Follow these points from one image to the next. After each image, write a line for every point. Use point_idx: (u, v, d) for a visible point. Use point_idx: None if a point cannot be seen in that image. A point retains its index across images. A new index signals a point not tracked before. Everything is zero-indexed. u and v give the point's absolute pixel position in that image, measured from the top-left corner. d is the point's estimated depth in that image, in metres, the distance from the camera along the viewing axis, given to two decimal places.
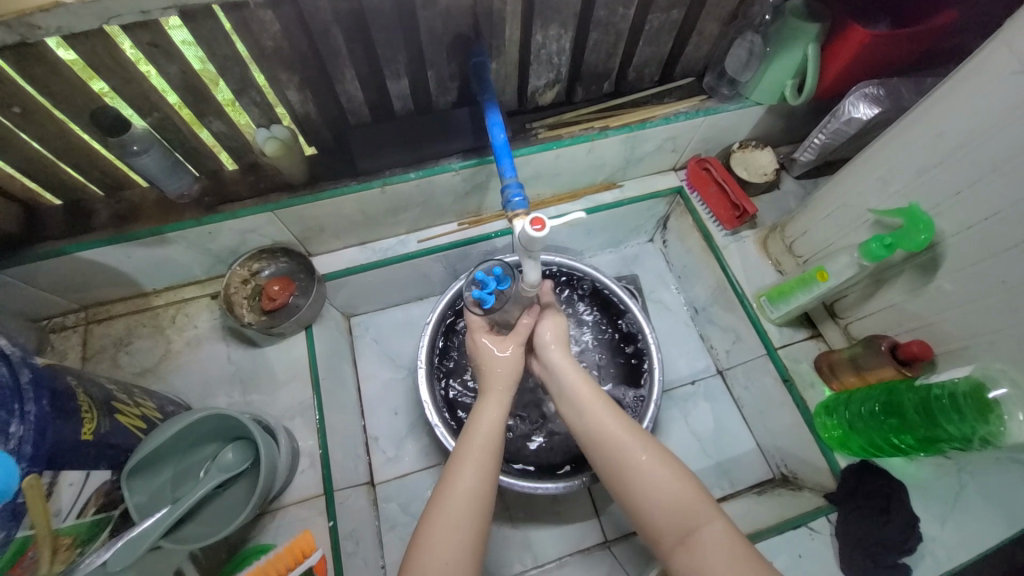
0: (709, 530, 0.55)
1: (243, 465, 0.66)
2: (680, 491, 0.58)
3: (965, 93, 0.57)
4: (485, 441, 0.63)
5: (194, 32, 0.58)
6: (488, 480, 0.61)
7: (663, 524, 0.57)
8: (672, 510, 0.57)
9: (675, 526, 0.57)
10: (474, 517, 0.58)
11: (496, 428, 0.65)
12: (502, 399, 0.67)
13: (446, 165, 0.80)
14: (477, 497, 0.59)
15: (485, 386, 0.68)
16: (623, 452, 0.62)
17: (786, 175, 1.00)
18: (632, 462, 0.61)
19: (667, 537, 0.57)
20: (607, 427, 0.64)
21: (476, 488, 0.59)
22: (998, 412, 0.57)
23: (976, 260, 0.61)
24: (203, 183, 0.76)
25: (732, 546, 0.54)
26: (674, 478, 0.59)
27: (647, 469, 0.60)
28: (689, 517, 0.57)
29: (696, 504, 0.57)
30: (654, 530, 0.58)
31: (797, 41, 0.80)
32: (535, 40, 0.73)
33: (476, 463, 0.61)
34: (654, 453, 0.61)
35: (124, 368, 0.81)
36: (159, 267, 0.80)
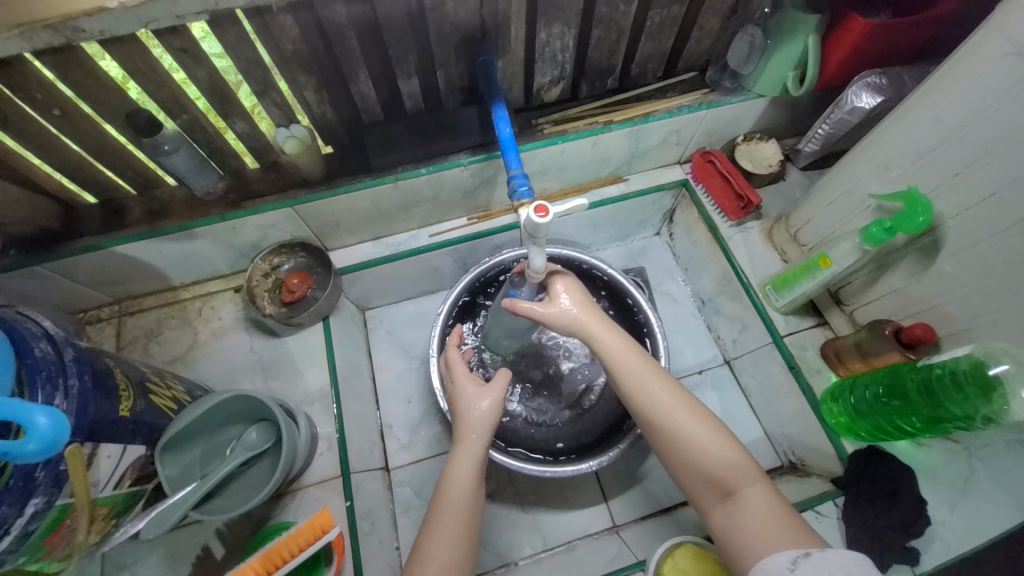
0: (753, 490, 0.57)
1: (266, 444, 0.69)
2: (719, 454, 0.59)
3: (962, 76, 0.58)
4: (462, 492, 0.63)
5: (221, 38, 0.62)
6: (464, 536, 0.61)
7: (702, 481, 0.60)
8: (711, 469, 0.59)
9: (714, 483, 0.59)
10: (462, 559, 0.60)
11: (476, 471, 0.65)
12: (477, 444, 0.67)
13: (455, 161, 0.84)
14: (458, 545, 0.60)
15: (463, 433, 0.68)
16: (659, 411, 0.63)
17: (791, 167, 1.01)
18: (668, 421, 0.62)
19: (707, 494, 0.59)
20: (643, 389, 0.64)
21: (460, 532, 0.60)
22: (1001, 390, 0.58)
23: (975, 242, 0.62)
24: (227, 181, 0.81)
25: (774, 506, 0.55)
26: (712, 439, 0.60)
27: (685, 427, 0.61)
28: (729, 478, 0.58)
29: (736, 470, 0.58)
30: (694, 486, 0.61)
31: (798, 33, 0.81)
32: (539, 38, 0.76)
33: (460, 511, 0.62)
34: (690, 414, 0.63)
35: (154, 357, 0.85)
36: (186, 261, 0.85)
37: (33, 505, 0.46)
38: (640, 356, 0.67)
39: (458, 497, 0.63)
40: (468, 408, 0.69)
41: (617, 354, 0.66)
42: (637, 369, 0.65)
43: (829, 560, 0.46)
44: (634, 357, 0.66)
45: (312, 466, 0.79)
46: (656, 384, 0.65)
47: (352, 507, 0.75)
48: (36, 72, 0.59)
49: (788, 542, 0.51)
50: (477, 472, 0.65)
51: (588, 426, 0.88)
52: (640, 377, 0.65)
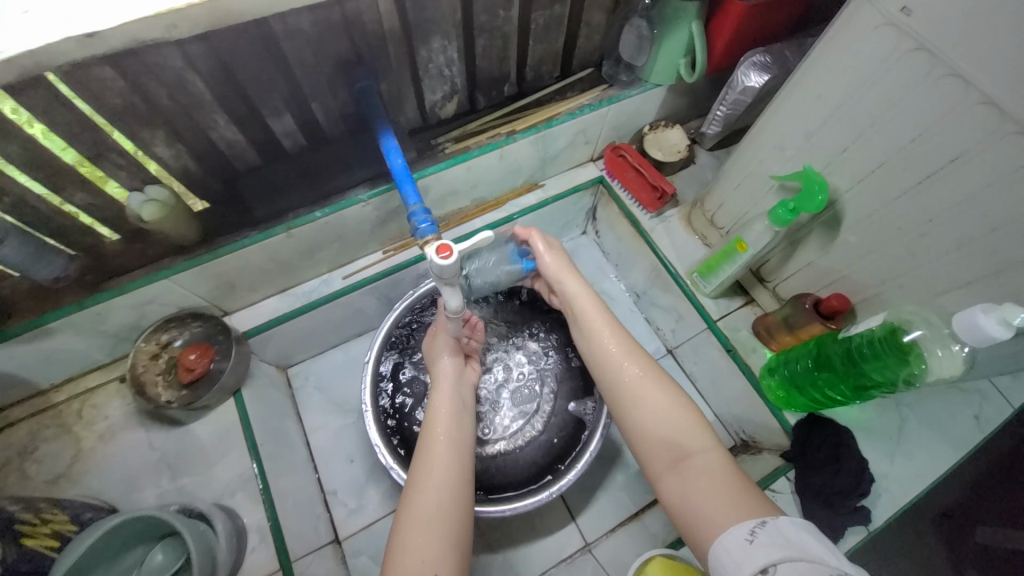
0: (703, 457, 0.54)
1: (177, 561, 0.62)
2: (674, 420, 0.58)
3: (836, 53, 0.59)
4: (448, 414, 0.66)
5: (24, 103, 0.51)
6: (463, 482, 0.60)
7: (657, 448, 0.58)
8: (667, 437, 0.57)
9: (668, 450, 0.57)
10: (459, 465, 0.61)
11: (457, 396, 0.69)
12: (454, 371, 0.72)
13: (353, 197, 0.76)
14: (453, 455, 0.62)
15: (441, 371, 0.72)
16: (626, 385, 0.63)
17: (699, 149, 1.02)
18: (634, 394, 0.62)
19: (658, 461, 0.57)
20: (612, 363, 0.66)
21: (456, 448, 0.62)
22: (916, 352, 0.60)
23: (872, 211, 0.64)
24: (83, 261, 0.69)
25: (723, 471, 0.53)
26: (668, 407, 0.60)
27: (649, 396, 0.61)
28: (683, 443, 0.56)
29: (688, 434, 0.57)
30: (648, 454, 0.58)
31: (680, 22, 0.81)
32: (420, 55, 0.71)
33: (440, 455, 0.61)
34: (654, 383, 0.63)
35: (30, 480, 0.72)
36: (50, 361, 0.72)
37: None
38: (615, 329, 0.69)
39: (444, 410, 0.67)
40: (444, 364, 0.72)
41: (596, 319, 0.70)
42: (609, 335, 0.68)
43: (787, 534, 0.43)
44: (607, 327, 0.69)
45: (246, 566, 0.70)
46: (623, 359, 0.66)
47: None
48: None
49: (736, 510, 0.48)
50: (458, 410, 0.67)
51: (545, 444, 0.84)
52: (611, 347, 0.67)
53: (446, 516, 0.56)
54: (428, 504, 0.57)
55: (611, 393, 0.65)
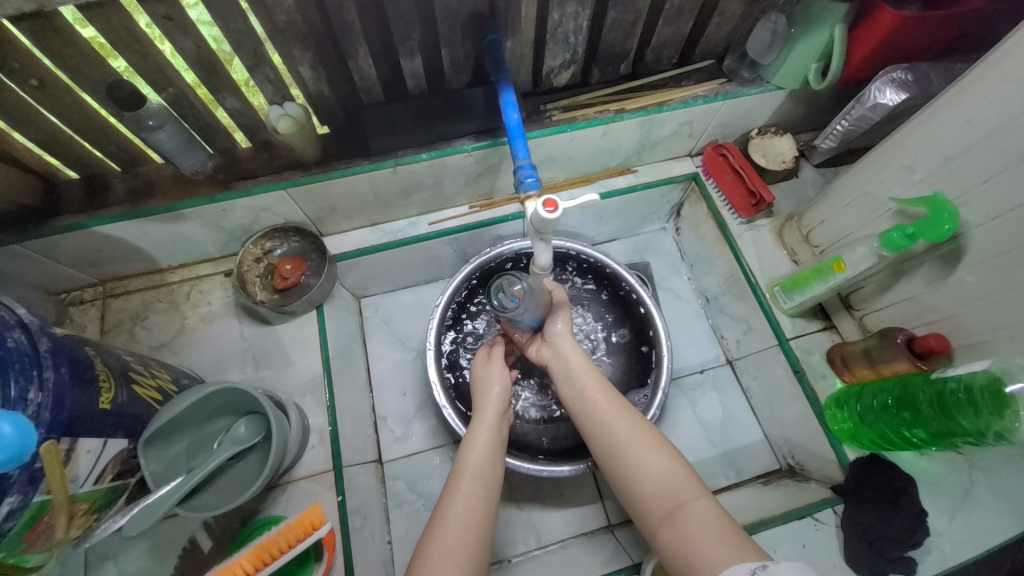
0: (697, 505, 0.56)
1: (255, 438, 0.67)
2: (665, 470, 0.60)
3: (1000, 75, 0.55)
4: (481, 455, 0.64)
5: (209, 6, 0.57)
6: (484, 508, 0.60)
7: (652, 498, 0.59)
8: (663, 487, 0.58)
9: (663, 501, 0.58)
10: (481, 516, 0.59)
11: (492, 434, 0.67)
12: (495, 408, 0.69)
13: (458, 146, 0.80)
14: (480, 502, 0.60)
15: (480, 405, 0.70)
16: (619, 441, 0.63)
17: (806, 163, 0.97)
18: (627, 451, 0.62)
19: (653, 514, 0.58)
20: (603, 416, 0.66)
21: (477, 479, 0.62)
22: (1014, 407, 0.56)
23: (1001, 252, 0.60)
24: (218, 160, 0.77)
25: (717, 520, 0.54)
26: (663, 462, 0.60)
27: (640, 449, 0.62)
28: (678, 493, 0.58)
29: (682, 483, 0.58)
30: (644, 506, 0.59)
31: (823, 23, 0.77)
32: (552, 18, 0.72)
33: (470, 481, 0.61)
34: (641, 435, 0.63)
35: (141, 342, 0.82)
36: (174, 243, 0.81)
37: (7, 503, 0.44)
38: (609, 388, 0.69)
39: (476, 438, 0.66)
40: (489, 389, 0.71)
41: (587, 376, 0.69)
42: (595, 389, 0.68)
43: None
44: (598, 386, 0.68)
45: (305, 459, 0.78)
46: (615, 414, 0.66)
47: (343, 503, 0.74)
48: (10, 38, 0.55)
49: (740, 556, 0.50)
50: (490, 435, 0.67)
51: None
52: (600, 402, 0.67)
53: (470, 547, 0.57)
54: (451, 555, 0.56)
55: (601, 450, 0.65)
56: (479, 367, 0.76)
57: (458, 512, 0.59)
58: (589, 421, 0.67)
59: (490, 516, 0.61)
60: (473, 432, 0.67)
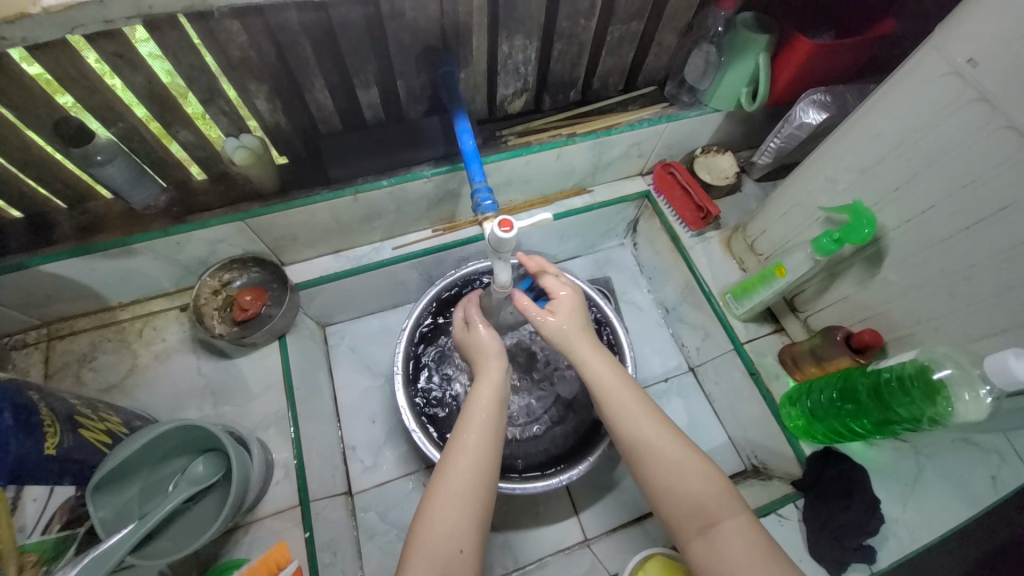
0: (732, 522, 0.55)
1: (214, 477, 0.65)
2: (703, 486, 0.58)
3: (899, 97, 0.62)
4: (487, 413, 0.64)
5: (161, 43, 0.58)
6: (489, 468, 0.60)
7: (685, 512, 0.57)
8: (696, 503, 0.57)
9: (697, 517, 0.57)
10: (486, 472, 0.60)
11: (499, 393, 0.66)
12: (500, 366, 0.69)
13: (418, 173, 0.82)
14: (485, 460, 0.60)
15: (483, 365, 0.69)
16: (650, 449, 0.61)
17: (747, 178, 1.04)
18: (660, 461, 0.60)
19: (685, 527, 0.57)
20: (634, 420, 0.63)
21: (483, 444, 0.61)
22: (944, 393, 0.61)
23: (917, 252, 0.67)
24: (171, 193, 0.76)
25: (753, 539, 0.54)
26: (699, 476, 0.59)
27: (675, 461, 0.60)
28: (711, 510, 0.56)
29: (717, 499, 0.57)
30: (673, 518, 0.58)
31: (750, 50, 0.84)
32: (502, 51, 0.76)
33: (479, 436, 0.62)
34: (675, 445, 0.61)
35: (88, 385, 0.78)
36: (125, 279, 0.79)
37: None
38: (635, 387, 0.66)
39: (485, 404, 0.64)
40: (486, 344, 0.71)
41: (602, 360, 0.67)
42: (623, 392, 0.64)
43: None
44: (626, 388, 0.65)
45: (269, 496, 0.75)
46: (645, 418, 0.63)
47: (311, 539, 0.71)
48: None
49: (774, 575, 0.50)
50: (497, 397, 0.66)
51: (556, 437, 0.86)
52: (632, 406, 0.63)
53: (473, 500, 0.58)
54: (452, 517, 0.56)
55: (628, 450, 0.63)
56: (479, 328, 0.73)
57: (465, 470, 0.59)
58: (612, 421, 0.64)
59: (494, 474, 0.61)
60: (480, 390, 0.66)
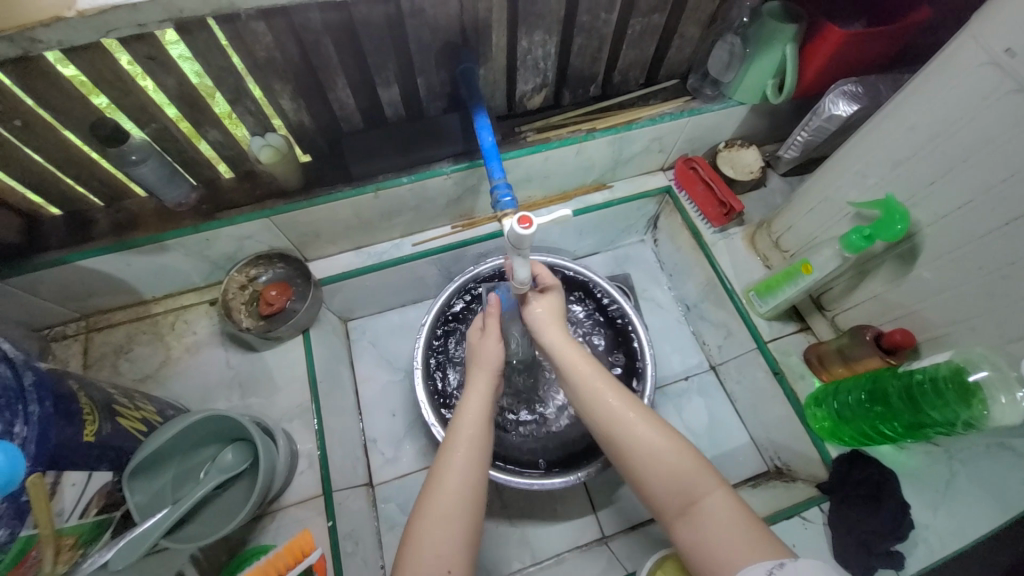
0: (712, 500, 0.54)
1: (242, 465, 0.67)
2: (677, 463, 0.57)
3: (936, 86, 0.60)
4: (474, 422, 0.64)
5: (190, 46, 0.60)
6: (479, 477, 0.60)
7: (664, 492, 0.57)
8: (673, 481, 0.56)
9: (676, 495, 0.56)
10: (475, 482, 0.59)
11: (487, 405, 0.66)
12: (488, 377, 0.68)
13: (437, 169, 0.83)
14: (472, 471, 0.60)
15: (470, 375, 0.69)
16: (624, 431, 0.60)
17: (772, 172, 1.02)
18: (633, 442, 0.59)
19: (668, 508, 0.56)
20: (605, 404, 0.62)
21: (470, 454, 0.61)
22: (980, 396, 0.59)
23: (953, 248, 0.64)
24: (201, 191, 0.78)
25: (735, 515, 0.53)
26: (672, 453, 0.58)
27: (649, 441, 0.59)
28: (691, 488, 0.56)
29: (695, 477, 0.56)
30: (656, 499, 0.57)
31: (776, 43, 0.82)
32: (521, 46, 0.75)
33: (466, 447, 0.61)
34: (647, 425, 0.60)
35: (124, 375, 0.82)
36: (158, 274, 0.82)
37: None
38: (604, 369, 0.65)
39: (473, 415, 0.64)
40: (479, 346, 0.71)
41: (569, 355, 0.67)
42: (590, 379, 0.64)
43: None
44: (593, 373, 0.64)
45: (293, 485, 0.77)
46: (616, 402, 0.62)
47: (333, 528, 0.73)
48: None
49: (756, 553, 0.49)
50: (484, 405, 0.66)
51: (574, 434, 0.86)
52: (601, 390, 0.63)
53: (458, 514, 0.57)
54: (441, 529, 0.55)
55: (604, 438, 0.62)
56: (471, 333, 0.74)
57: (455, 483, 0.58)
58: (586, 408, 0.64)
59: (484, 484, 0.60)
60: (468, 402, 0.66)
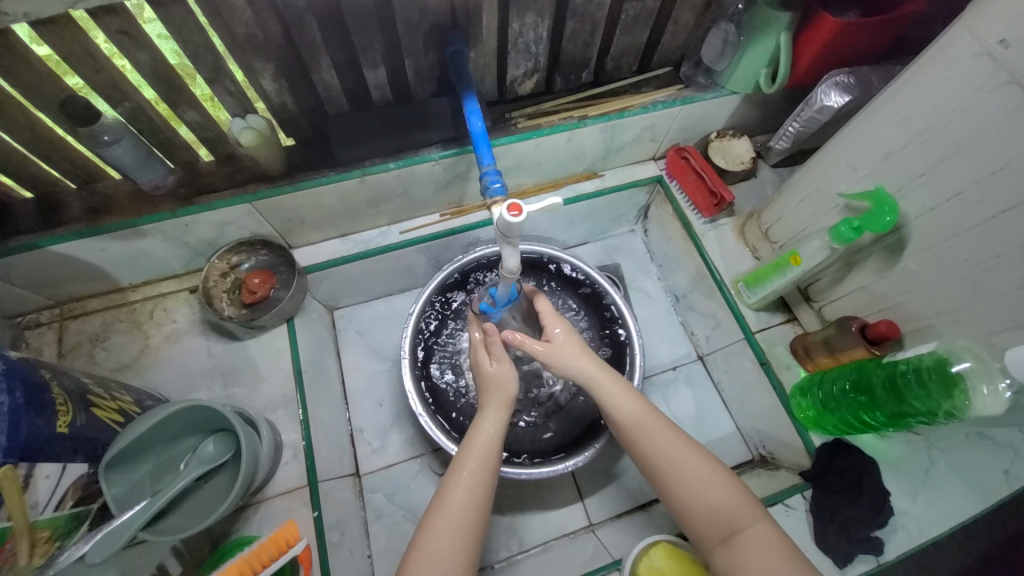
0: (752, 531, 0.56)
1: (224, 456, 0.66)
2: (722, 494, 0.58)
3: (928, 78, 0.59)
4: (486, 448, 0.63)
5: (165, 20, 0.57)
6: (484, 501, 0.60)
7: (705, 521, 0.58)
8: (716, 512, 0.58)
9: (718, 525, 0.57)
10: (480, 510, 0.59)
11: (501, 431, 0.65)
12: (503, 403, 0.67)
13: (425, 155, 0.80)
14: (477, 497, 0.59)
15: (484, 395, 0.68)
16: (665, 458, 0.61)
17: (763, 163, 1.01)
18: (675, 469, 0.60)
19: (709, 536, 0.58)
20: (646, 431, 0.63)
21: (477, 483, 0.60)
22: (962, 386, 0.60)
23: (939, 241, 0.64)
24: (179, 174, 0.76)
25: (775, 546, 0.54)
26: (716, 485, 0.59)
27: (692, 469, 0.60)
28: (734, 518, 0.57)
29: (738, 507, 0.57)
30: (696, 527, 0.59)
31: (769, 31, 0.81)
32: (512, 29, 0.73)
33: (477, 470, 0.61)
34: (690, 454, 0.61)
35: (101, 364, 0.79)
36: (135, 260, 0.79)
37: None
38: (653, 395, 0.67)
39: (483, 444, 0.63)
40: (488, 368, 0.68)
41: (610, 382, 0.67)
42: (632, 407, 0.65)
43: None
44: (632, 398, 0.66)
45: (278, 475, 0.76)
46: (659, 427, 0.63)
47: (319, 518, 0.72)
48: None
49: None
50: (498, 434, 0.65)
51: (562, 424, 0.86)
52: (645, 415, 0.64)
53: (463, 536, 0.57)
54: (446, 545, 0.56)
55: (645, 464, 0.63)
56: (481, 359, 0.69)
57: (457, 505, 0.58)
58: (626, 433, 0.65)
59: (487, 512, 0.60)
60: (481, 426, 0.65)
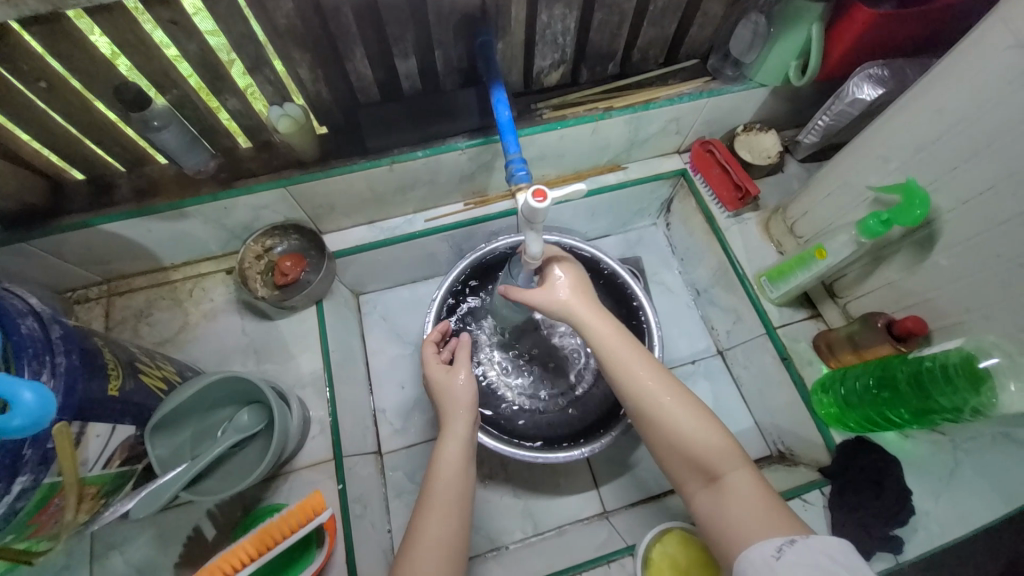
0: (735, 477, 0.56)
1: (258, 426, 0.69)
2: (705, 440, 0.58)
3: (966, 69, 0.58)
4: (452, 464, 0.64)
5: (212, 11, 0.60)
6: (462, 521, 0.62)
7: (690, 466, 0.58)
8: (698, 456, 0.58)
9: (701, 469, 0.57)
10: (458, 522, 0.61)
11: (466, 448, 0.67)
12: (465, 421, 0.68)
13: (452, 144, 0.83)
14: (453, 520, 0.61)
15: (446, 418, 0.69)
16: (650, 404, 0.61)
17: (790, 158, 1.00)
18: (659, 415, 0.60)
19: (693, 481, 0.58)
20: (631, 376, 0.63)
21: (452, 497, 0.62)
22: (990, 383, 0.59)
23: (971, 235, 0.63)
24: (219, 160, 0.79)
25: (756, 491, 0.54)
26: (701, 430, 0.59)
27: (676, 412, 0.60)
28: (712, 465, 0.57)
29: (721, 453, 0.57)
30: (681, 474, 0.59)
31: (801, 23, 0.79)
32: (541, 20, 0.74)
33: (448, 493, 0.62)
34: (676, 399, 0.61)
35: (145, 338, 0.85)
36: (177, 241, 0.84)
37: (20, 483, 0.46)
38: (626, 338, 0.65)
39: (452, 458, 0.65)
40: (450, 391, 0.70)
41: (599, 324, 0.66)
42: (620, 354, 0.64)
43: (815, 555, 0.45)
44: (617, 334, 0.65)
45: (306, 449, 0.79)
46: (647, 371, 0.63)
47: (343, 491, 0.75)
48: (21, 42, 0.57)
49: (770, 530, 0.50)
50: (461, 448, 0.66)
51: (579, 412, 0.87)
52: (628, 358, 0.64)
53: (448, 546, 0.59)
54: (429, 548, 0.58)
55: (633, 409, 0.63)
56: (439, 376, 0.72)
57: (437, 520, 0.60)
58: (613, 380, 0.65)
59: (466, 519, 0.62)
60: (444, 449, 0.66)
